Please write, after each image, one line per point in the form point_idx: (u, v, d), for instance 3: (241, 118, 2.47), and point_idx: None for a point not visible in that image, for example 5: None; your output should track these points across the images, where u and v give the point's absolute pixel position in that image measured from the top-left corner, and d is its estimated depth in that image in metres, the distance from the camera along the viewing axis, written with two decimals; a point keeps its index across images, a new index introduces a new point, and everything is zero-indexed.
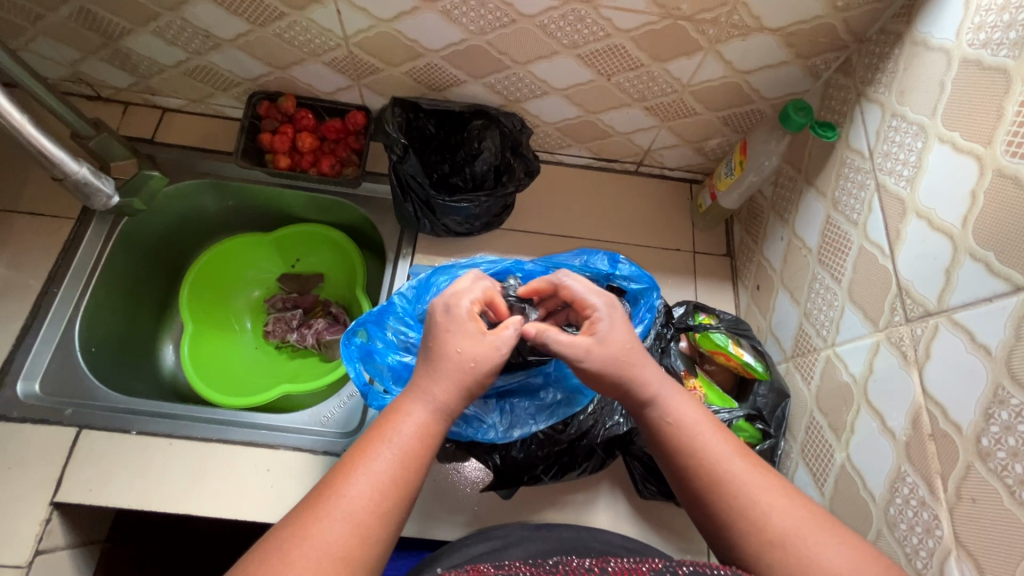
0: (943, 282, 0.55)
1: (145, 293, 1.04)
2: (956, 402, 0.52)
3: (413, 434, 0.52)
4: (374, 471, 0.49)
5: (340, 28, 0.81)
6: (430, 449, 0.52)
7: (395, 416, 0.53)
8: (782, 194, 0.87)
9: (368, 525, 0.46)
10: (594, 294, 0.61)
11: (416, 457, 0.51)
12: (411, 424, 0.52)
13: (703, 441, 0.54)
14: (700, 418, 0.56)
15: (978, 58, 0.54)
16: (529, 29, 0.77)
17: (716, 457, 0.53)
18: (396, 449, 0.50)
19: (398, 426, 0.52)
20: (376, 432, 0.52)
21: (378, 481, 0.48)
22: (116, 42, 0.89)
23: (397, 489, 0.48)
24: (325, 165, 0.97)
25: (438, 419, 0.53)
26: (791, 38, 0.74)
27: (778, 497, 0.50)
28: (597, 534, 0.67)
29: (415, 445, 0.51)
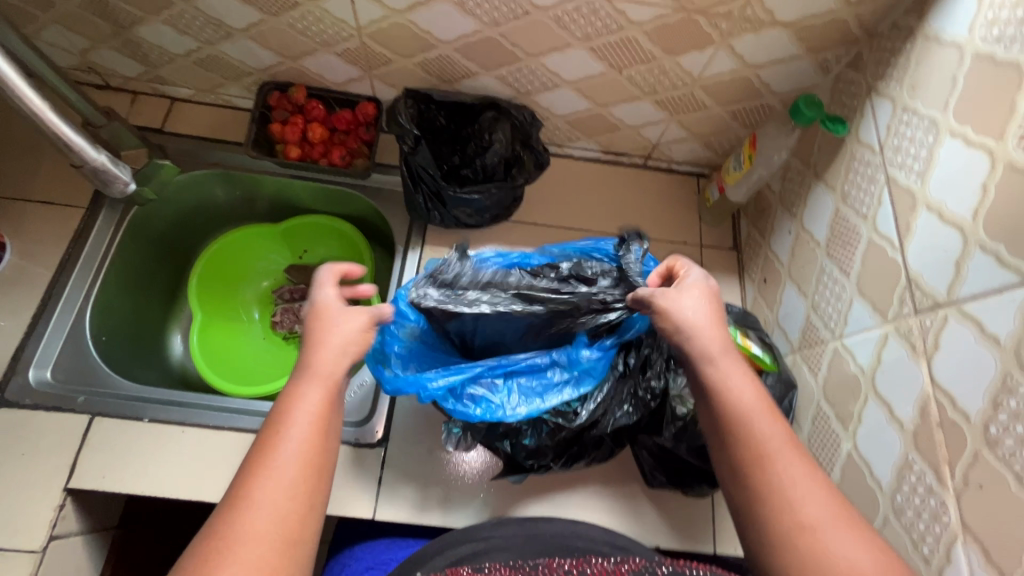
0: (953, 274, 0.56)
1: (154, 282, 1.04)
2: (965, 391, 0.53)
3: (309, 415, 0.53)
4: (281, 460, 0.50)
5: (354, 19, 0.81)
6: (329, 422, 0.54)
7: (295, 403, 0.54)
8: (791, 187, 0.88)
9: (288, 504, 0.48)
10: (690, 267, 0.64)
11: (320, 433, 0.52)
12: (306, 411, 0.53)
13: (752, 424, 0.53)
14: (756, 403, 0.54)
15: (991, 53, 0.55)
16: (542, 21, 0.77)
17: (760, 443, 0.52)
18: (300, 435, 0.51)
19: (302, 410, 0.53)
20: (277, 423, 0.52)
21: (289, 466, 0.49)
22: (128, 31, 0.89)
23: (309, 465, 0.50)
24: (336, 156, 0.98)
25: (333, 393, 0.55)
26: (803, 33, 0.75)
27: (809, 489, 0.50)
28: (582, 530, 0.64)
29: (315, 424, 0.53)
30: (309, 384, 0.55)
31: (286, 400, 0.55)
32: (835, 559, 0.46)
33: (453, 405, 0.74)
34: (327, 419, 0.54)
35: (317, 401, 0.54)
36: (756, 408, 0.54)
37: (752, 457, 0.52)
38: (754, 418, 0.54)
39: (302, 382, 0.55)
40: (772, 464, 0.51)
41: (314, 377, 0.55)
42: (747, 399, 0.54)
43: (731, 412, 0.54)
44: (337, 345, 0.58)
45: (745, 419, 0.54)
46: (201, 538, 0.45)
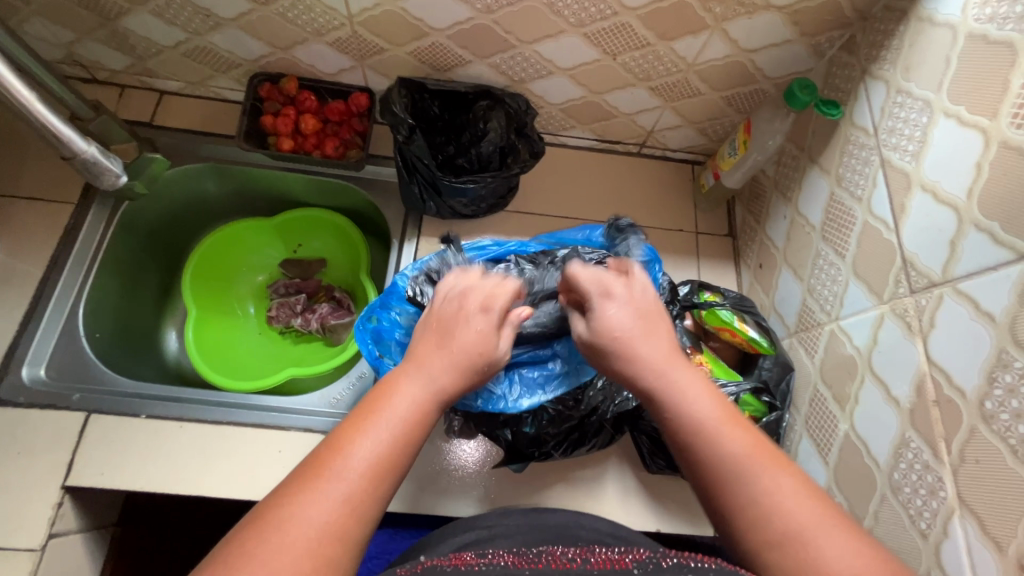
0: (948, 253, 0.57)
1: (147, 278, 1.03)
2: (961, 368, 0.54)
3: (407, 408, 0.51)
4: (363, 447, 0.47)
5: (345, 7, 0.80)
6: (424, 424, 0.52)
7: (385, 397, 0.52)
8: (785, 172, 0.88)
9: (358, 499, 0.45)
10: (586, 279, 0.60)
11: (410, 431, 0.50)
12: (402, 403, 0.51)
13: (709, 437, 0.49)
14: (711, 413, 0.50)
15: (984, 33, 0.55)
16: (536, 7, 0.77)
17: (723, 456, 0.48)
18: (390, 425, 0.49)
19: (390, 406, 0.51)
20: (371, 410, 0.51)
21: (368, 457, 0.47)
22: (114, 23, 0.88)
23: (387, 464, 0.47)
24: (329, 148, 0.97)
25: (434, 400, 0.53)
26: (796, 16, 0.75)
27: (783, 492, 0.45)
28: (585, 520, 0.65)
29: (410, 421, 0.51)
30: (410, 376, 0.54)
31: (381, 392, 0.53)
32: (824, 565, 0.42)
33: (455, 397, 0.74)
34: (411, 423, 0.51)
35: (411, 397, 0.52)
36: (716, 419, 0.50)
37: (717, 472, 0.48)
38: (711, 429, 0.49)
39: (405, 377, 0.54)
40: (740, 473, 0.47)
41: (419, 372, 0.54)
42: (702, 410, 0.51)
43: (686, 427, 0.51)
44: (454, 356, 0.56)
45: (700, 433, 0.50)
46: (265, 502, 0.44)
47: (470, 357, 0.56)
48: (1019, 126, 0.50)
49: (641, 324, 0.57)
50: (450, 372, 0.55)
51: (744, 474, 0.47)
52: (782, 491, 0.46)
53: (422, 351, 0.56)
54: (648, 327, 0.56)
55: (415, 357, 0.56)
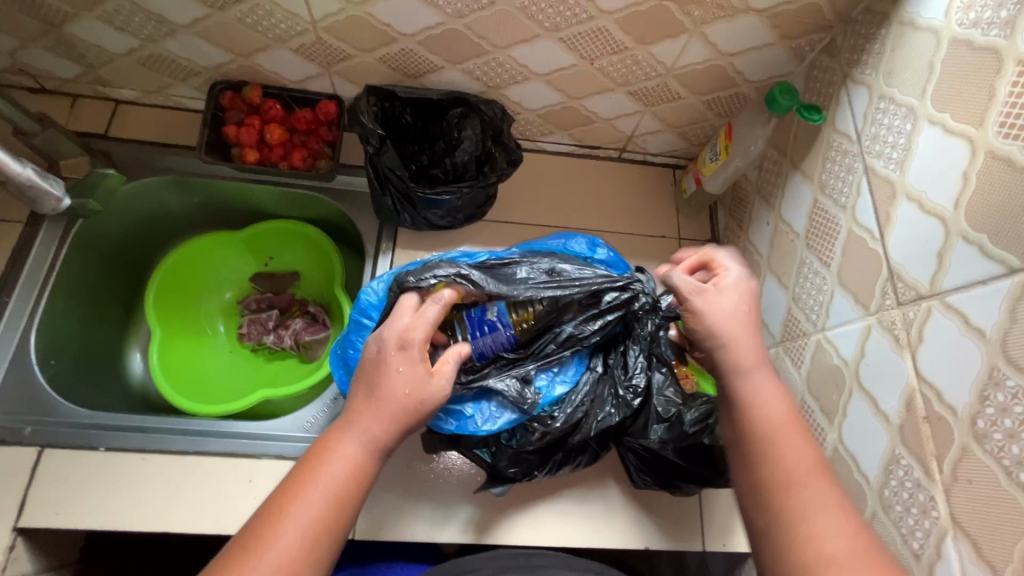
0: (935, 266, 0.55)
1: (106, 298, 0.97)
2: (951, 383, 0.52)
3: (345, 471, 0.52)
4: (303, 514, 0.49)
5: (307, 12, 0.76)
6: (362, 487, 0.53)
7: (325, 453, 0.53)
8: (768, 177, 0.87)
9: (294, 569, 0.47)
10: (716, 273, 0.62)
11: (348, 493, 0.51)
12: (338, 466, 0.52)
13: (782, 443, 0.52)
14: (785, 420, 0.54)
15: (968, 38, 0.54)
16: (509, 11, 0.73)
17: (785, 460, 0.51)
18: (327, 485, 0.51)
19: (330, 464, 0.52)
20: (312, 471, 0.52)
21: (309, 523, 0.49)
22: (60, 29, 0.82)
23: (326, 530, 0.49)
24: (297, 159, 0.93)
25: (370, 456, 0.54)
26: (776, 19, 0.73)
27: (828, 512, 0.47)
28: (574, 561, 0.64)
29: (344, 484, 0.52)
30: (348, 435, 0.54)
31: (316, 451, 0.53)
32: None
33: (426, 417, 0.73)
34: (354, 481, 0.52)
35: (349, 459, 0.53)
36: (772, 402, 0.55)
37: (774, 474, 0.51)
38: (779, 434, 0.53)
39: (343, 433, 0.54)
40: (794, 479, 0.50)
41: (356, 431, 0.54)
42: (776, 410, 0.54)
43: (758, 425, 0.54)
44: (387, 412, 0.54)
45: (773, 435, 0.53)
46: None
47: (403, 406, 0.55)
48: (1007, 135, 0.49)
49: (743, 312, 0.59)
50: (384, 425, 0.54)
51: (771, 436, 0.53)
52: (818, 502, 0.48)
53: (355, 407, 0.55)
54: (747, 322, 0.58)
55: (351, 410, 0.55)
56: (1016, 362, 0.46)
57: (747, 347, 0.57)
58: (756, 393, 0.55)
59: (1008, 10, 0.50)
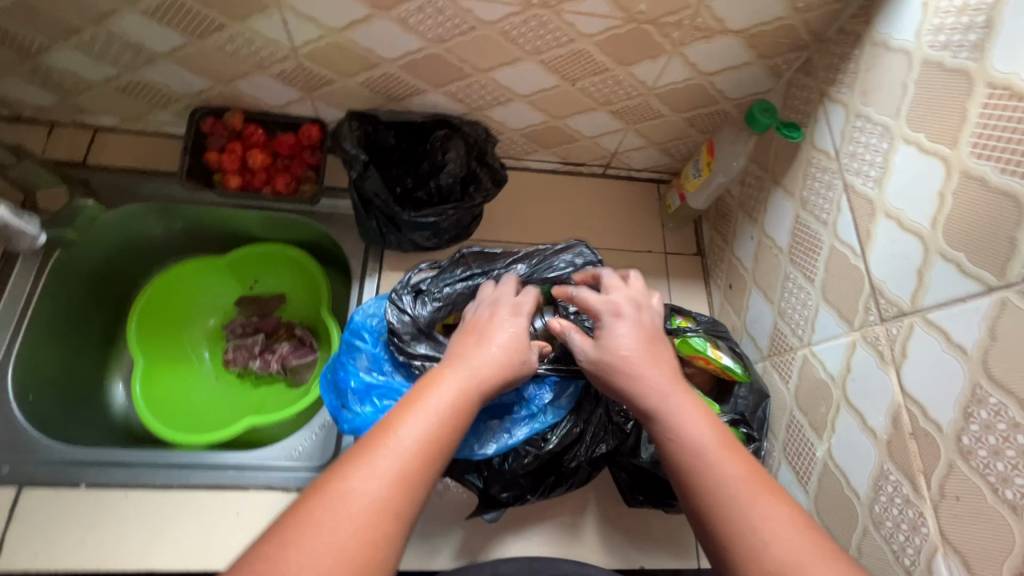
0: (916, 283, 0.56)
1: (88, 329, 0.96)
2: (937, 400, 0.53)
3: (451, 398, 0.52)
4: (413, 429, 0.47)
5: (288, 39, 0.75)
6: (466, 414, 0.52)
7: (432, 385, 0.53)
8: (750, 193, 0.88)
9: (413, 475, 0.45)
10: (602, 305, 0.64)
11: (457, 417, 0.51)
12: (444, 394, 0.52)
13: (708, 460, 0.50)
14: (708, 437, 0.52)
15: (939, 60, 0.55)
16: (490, 36, 0.74)
17: (722, 481, 0.49)
18: (440, 410, 0.50)
19: (440, 390, 0.52)
20: (413, 400, 0.51)
21: (421, 435, 0.47)
22: (35, 59, 0.81)
23: (441, 443, 0.48)
24: (280, 184, 0.91)
25: (474, 392, 0.54)
26: (753, 40, 0.74)
27: (783, 527, 0.45)
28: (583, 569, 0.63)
29: (454, 409, 0.51)
30: (456, 372, 0.55)
31: (422, 383, 0.53)
32: None
33: None
34: (460, 411, 0.51)
35: (455, 388, 0.53)
36: (710, 442, 0.52)
37: (712, 492, 0.49)
38: (707, 455, 0.51)
39: (449, 370, 0.55)
40: (736, 501, 0.47)
41: (463, 370, 0.55)
42: (695, 432, 0.53)
43: (680, 448, 0.52)
44: (498, 359, 0.58)
45: (702, 457, 0.51)
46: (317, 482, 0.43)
47: (508, 363, 0.59)
48: (981, 156, 0.50)
49: (647, 350, 0.60)
50: (490, 372, 0.57)
51: (705, 458, 0.51)
52: (767, 521, 0.46)
53: (470, 355, 0.58)
54: (650, 351, 0.60)
55: (463, 355, 0.57)
56: (999, 380, 0.47)
57: (649, 375, 0.58)
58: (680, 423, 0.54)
59: (976, 34, 0.51)
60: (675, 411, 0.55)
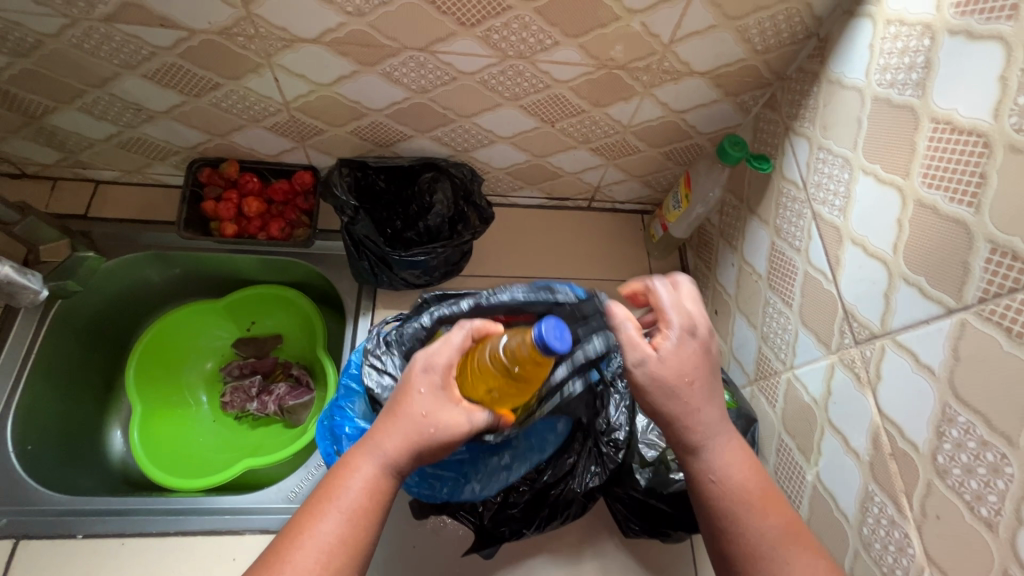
0: (883, 306, 0.58)
1: (87, 377, 0.97)
2: (910, 420, 0.54)
3: (360, 491, 0.53)
4: (320, 536, 0.51)
5: (279, 94, 0.79)
6: (379, 504, 0.53)
7: (345, 475, 0.54)
8: (728, 222, 0.91)
9: None
10: (678, 311, 0.57)
11: (365, 516, 0.52)
12: (356, 486, 0.53)
13: (743, 519, 0.55)
14: (745, 486, 0.57)
15: (887, 97, 0.58)
16: (470, 85, 0.78)
17: (752, 536, 0.55)
18: (346, 510, 0.52)
19: (346, 483, 0.53)
20: (330, 492, 0.53)
21: (326, 544, 0.51)
22: (40, 121, 0.85)
23: (346, 548, 0.51)
24: (274, 230, 0.95)
25: (387, 476, 0.54)
26: (719, 79, 0.78)
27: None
28: None
29: (365, 504, 0.53)
30: (367, 456, 0.54)
31: (338, 470, 0.54)
32: None
33: (418, 488, 0.72)
34: (369, 505, 0.53)
35: (365, 479, 0.53)
36: (745, 492, 0.56)
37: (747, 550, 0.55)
38: (746, 507, 0.56)
39: (362, 453, 0.54)
40: (773, 553, 0.54)
41: (373, 451, 0.54)
42: (733, 481, 0.57)
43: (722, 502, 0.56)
44: (404, 431, 0.54)
45: (736, 508, 0.56)
46: None
47: (418, 426, 0.54)
48: (931, 186, 0.53)
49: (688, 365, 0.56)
50: (397, 448, 0.54)
51: (744, 502, 0.56)
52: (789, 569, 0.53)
53: (380, 430, 0.55)
54: (693, 369, 0.56)
55: (372, 432, 0.55)
56: (965, 400, 0.49)
57: (706, 415, 0.57)
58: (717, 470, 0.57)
59: (918, 73, 0.55)
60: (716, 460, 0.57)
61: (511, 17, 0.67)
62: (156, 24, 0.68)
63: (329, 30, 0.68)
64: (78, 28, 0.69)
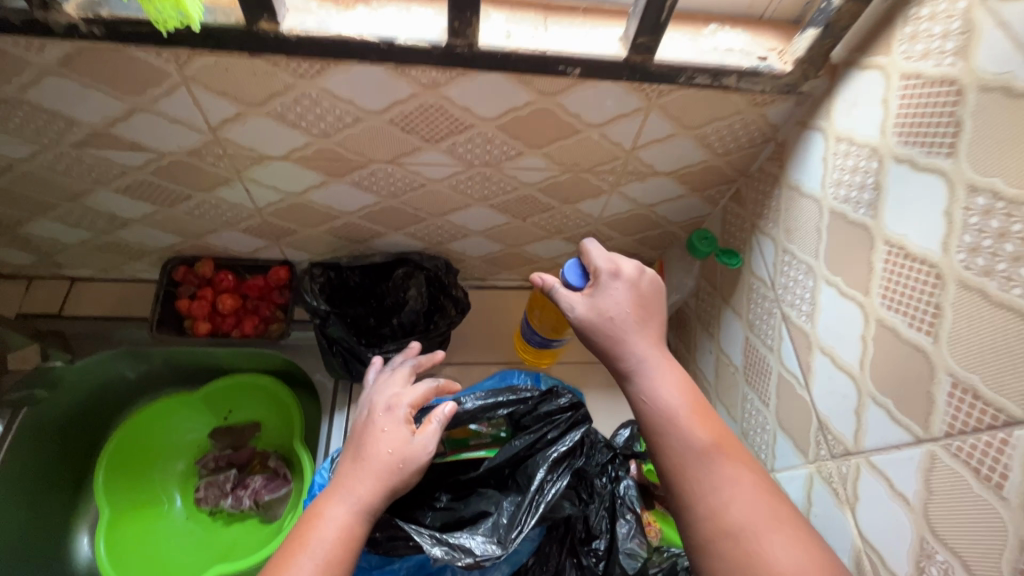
0: (855, 423, 0.57)
1: (54, 481, 0.94)
2: (890, 549, 0.52)
3: (334, 537, 0.56)
4: None
5: (252, 203, 0.80)
6: (351, 549, 0.56)
7: (317, 523, 0.56)
8: (705, 307, 0.90)
9: None
10: (602, 259, 0.65)
11: (338, 558, 0.55)
12: (331, 531, 0.56)
13: (681, 428, 0.57)
14: (680, 402, 0.59)
15: (843, 212, 0.59)
16: (440, 190, 0.79)
17: (693, 449, 0.56)
18: (319, 557, 0.54)
19: (318, 530, 0.56)
20: (302, 540, 0.56)
21: None
22: (14, 229, 0.86)
23: None
24: (248, 327, 0.94)
25: (359, 521, 0.57)
26: (684, 178, 0.79)
27: (741, 488, 0.54)
28: None
29: (337, 549, 0.55)
30: (340, 502, 0.58)
31: (309, 518, 0.57)
32: (772, 561, 0.50)
33: None
34: (341, 548, 0.55)
35: (339, 523, 0.56)
36: (681, 409, 0.58)
37: (680, 463, 0.56)
38: (680, 421, 0.58)
39: (335, 500, 0.58)
40: (705, 466, 0.55)
41: (346, 497, 0.58)
42: (667, 397, 0.59)
43: (654, 416, 0.59)
44: (376, 470, 0.59)
45: (665, 421, 0.58)
46: None
47: (386, 466, 0.59)
48: (891, 308, 0.52)
49: (642, 318, 0.63)
50: (371, 490, 0.58)
51: (670, 416, 0.58)
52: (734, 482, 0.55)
53: (352, 475, 0.59)
54: (643, 322, 0.63)
55: (345, 480, 0.60)
56: (942, 536, 0.47)
57: (641, 347, 0.61)
58: (650, 390, 0.60)
59: (869, 193, 0.56)
60: (650, 377, 0.60)
61: (474, 133, 0.69)
62: (126, 148, 0.69)
63: (297, 149, 0.70)
64: (49, 153, 0.70)
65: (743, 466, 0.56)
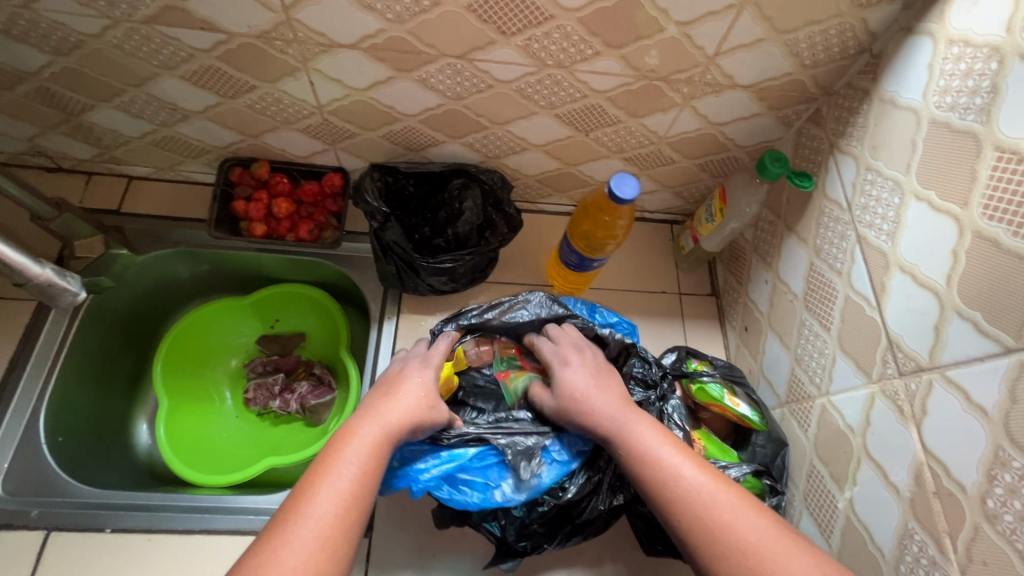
0: (932, 339, 0.56)
1: (116, 370, 0.99)
2: (959, 461, 0.52)
3: (367, 453, 0.57)
4: (335, 488, 0.53)
5: (314, 98, 0.79)
6: (380, 468, 0.58)
7: (348, 441, 0.58)
8: (764, 238, 0.88)
9: (335, 539, 0.50)
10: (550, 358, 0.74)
11: (372, 470, 0.56)
12: (363, 446, 0.58)
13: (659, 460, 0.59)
14: (657, 440, 0.61)
15: (946, 120, 0.56)
16: (506, 93, 0.77)
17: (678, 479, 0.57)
18: (355, 467, 0.56)
19: (351, 447, 0.57)
20: (334, 453, 0.57)
21: (339, 495, 0.53)
22: (77, 117, 0.86)
23: (355, 502, 0.53)
24: (303, 232, 0.95)
25: (387, 440, 0.60)
26: (763, 93, 0.76)
27: (741, 512, 0.53)
28: None
29: (369, 465, 0.57)
30: (370, 422, 0.61)
31: (340, 436, 0.59)
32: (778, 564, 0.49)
33: (448, 494, 0.71)
34: (373, 466, 0.57)
35: (369, 441, 0.59)
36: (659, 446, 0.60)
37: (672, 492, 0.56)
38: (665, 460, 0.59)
39: (364, 424, 0.61)
40: (700, 492, 0.55)
41: (374, 420, 0.61)
42: (646, 439, 0.61)
43: (636, 459, 0.60)
44: (403, 404, 0.64)
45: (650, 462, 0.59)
46: None
47: (414, 404, 0.65)
48: (992, 218, 0.50)
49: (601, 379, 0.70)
50: (401, 418, 0.63)
51: (652, 463, 0.59)
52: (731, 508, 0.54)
53: (381, 407, 0.63)
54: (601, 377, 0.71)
55: (372, 409, 0.63)
56: (1020, 444, 0.47)
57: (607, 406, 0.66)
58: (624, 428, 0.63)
59: (983, 97, 0.52)
60: (623, 424, 0.64)
61: (553, 27, 0.66)
62: (196, 26, 0.68)
63: (368, 36, 0.68)
64: (120, 29, 0.69)
65: (734, 490, 0.55)
